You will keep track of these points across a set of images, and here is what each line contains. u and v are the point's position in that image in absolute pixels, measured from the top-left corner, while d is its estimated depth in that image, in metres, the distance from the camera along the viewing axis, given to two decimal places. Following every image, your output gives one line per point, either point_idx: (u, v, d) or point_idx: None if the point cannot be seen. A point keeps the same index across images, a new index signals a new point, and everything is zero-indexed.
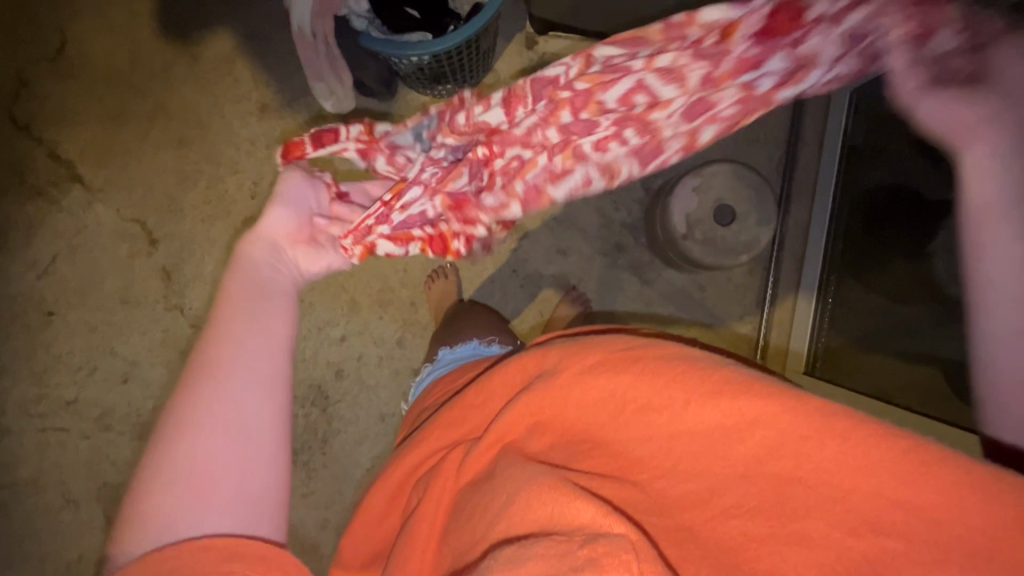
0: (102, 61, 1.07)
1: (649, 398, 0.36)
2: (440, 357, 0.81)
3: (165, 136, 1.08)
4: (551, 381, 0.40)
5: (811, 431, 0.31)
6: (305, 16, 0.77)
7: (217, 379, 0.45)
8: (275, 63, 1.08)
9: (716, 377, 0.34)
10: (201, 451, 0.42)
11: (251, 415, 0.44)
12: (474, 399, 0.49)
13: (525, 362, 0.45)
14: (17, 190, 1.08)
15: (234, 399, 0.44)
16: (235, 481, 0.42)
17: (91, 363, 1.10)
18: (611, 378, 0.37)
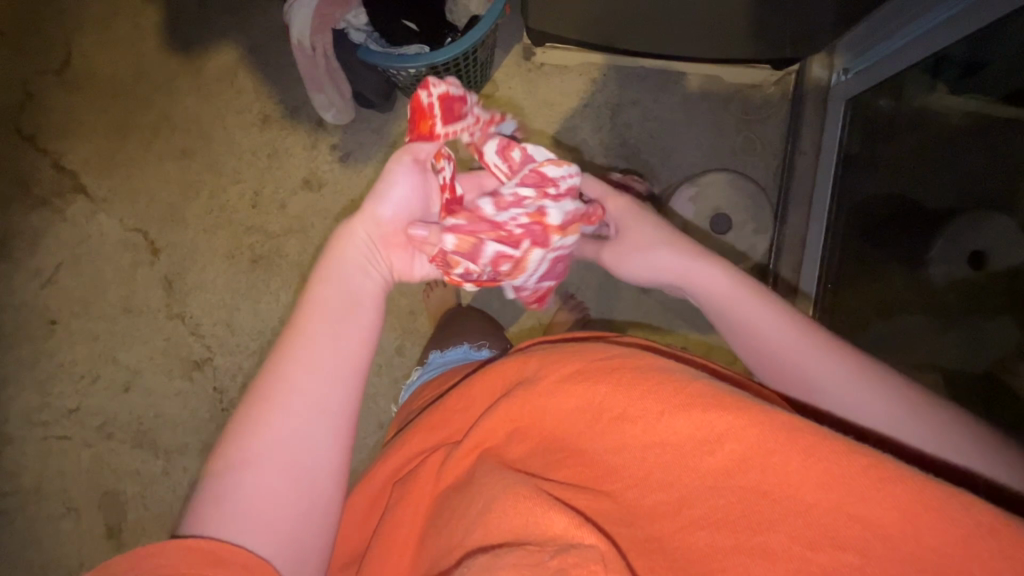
0: (107, 73, 1.09)
1: (624, 408, 0.36)
2: (431, 360, 0.82)
3: (168, 147, 1.10)
4: (531, 389, 0.41)
5: (777, 444, 0.32)
6: (304, 29, 0.79)
7: (296, 398, 0.45)
8: (277, 75, 1.10)
9: (688, 390, 0.35)
10: (266, 462, 0.43)
11: (315, 435, 0.45)
12: (455, 405, 0.49)
13: (506, 370, 0.46)
14: (22, 200, 1.09)
15: (311, 427, 0.45)
16: (290, 500, 0.43)
17: (92, 372, 1.11)
18: (589, 387, 0.38)
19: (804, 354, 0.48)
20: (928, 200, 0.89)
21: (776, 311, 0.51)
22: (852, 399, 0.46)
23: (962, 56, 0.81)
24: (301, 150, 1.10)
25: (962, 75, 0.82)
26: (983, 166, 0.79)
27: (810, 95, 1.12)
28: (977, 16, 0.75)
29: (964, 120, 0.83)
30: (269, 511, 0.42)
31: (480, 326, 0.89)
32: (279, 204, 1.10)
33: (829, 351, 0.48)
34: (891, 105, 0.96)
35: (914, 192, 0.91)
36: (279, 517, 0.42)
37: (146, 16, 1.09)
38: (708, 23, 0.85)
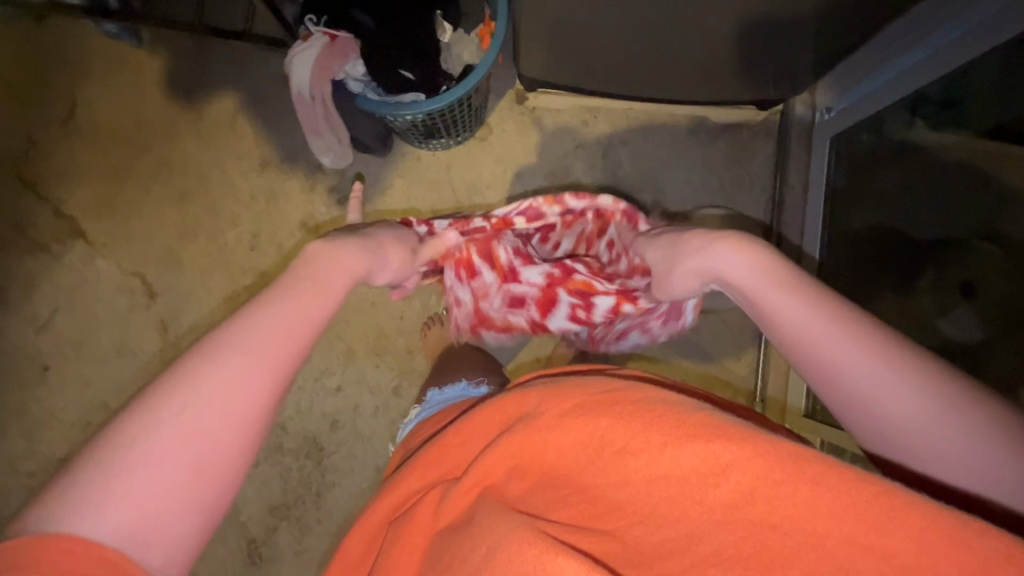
0: (110, 122, 1.12)
1: (626, 441, 0.36)
2: (428, 399, 0.80)
3: (168, 192, 1.12)
4: (531, 424, 0.40)
5: (783, 475, 0.31)
6: (304, 80, 0.79)
7: (203, 365, 0.41)
8: (277, 122, 1.12)
9: (690, 421, 0.35)
10: (138, 438, 0.37)
11: (219, 418, 0.40)
12: (453, 439, 0.48)
13: (503, 407, 0.45)
14: (20, 245, 1.10)
15: (221, 400, 0.40)
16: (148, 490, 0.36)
17: (82, 420, 1.09)
18: (589, 421, 0.38)
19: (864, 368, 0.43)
20: (918, 230, 0.91)
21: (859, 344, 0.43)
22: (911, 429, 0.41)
23: (937, 95, 0.85)
24: (300, 193, 1.12)
25: (941, 111, 0.86)
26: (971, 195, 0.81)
27: (795, 131, 1.15)
28: (952, 54, 0.79)
29: (948, 153, 0.86)
30: (129, 493, 0.36)
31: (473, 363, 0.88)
32: (277, 246, 1.11)
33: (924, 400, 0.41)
34: (874, 141, 1.00)
35: (903, 223, 0.94)
36: (140, 495, 0.36)
37: (150, 66, 1.12)
38: (699, 63, 0.88)
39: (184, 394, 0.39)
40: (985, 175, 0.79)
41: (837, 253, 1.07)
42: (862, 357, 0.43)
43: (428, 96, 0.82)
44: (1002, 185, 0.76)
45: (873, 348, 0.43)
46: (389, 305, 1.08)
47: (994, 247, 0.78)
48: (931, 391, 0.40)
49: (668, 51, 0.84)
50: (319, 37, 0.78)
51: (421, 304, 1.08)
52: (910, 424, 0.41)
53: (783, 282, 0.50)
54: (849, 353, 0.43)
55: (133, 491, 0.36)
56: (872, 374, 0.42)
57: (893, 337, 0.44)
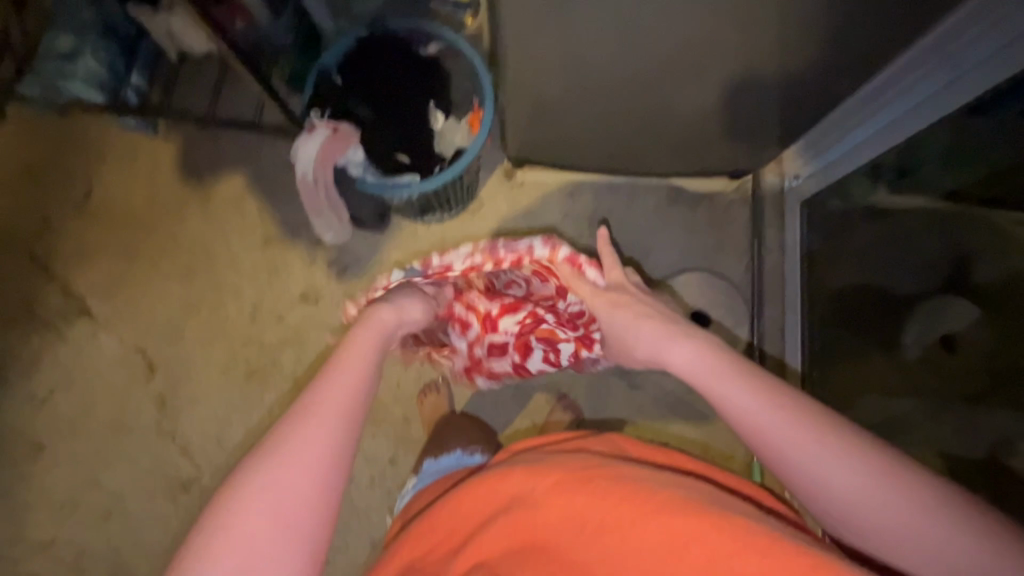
0: (123, 205, 1.18)
1: (602, 517, 0.40)
2: (423, 470, 0.80)
3: (174, 270, 1.16)
4: (525, 504, 0.44)
5: (737, 549, 0.34)
6: (308, 166, 0.84)
7: (292, 428, 0.50)
8: (281, 201, 1.19)
9: (657, 497, 0.40)
10: (244, 495, 0.47)
11: (300, 475, 0.48)
12: (443, 514, 0.50)
13: (488, 485, 0.48)
14: (27, 324, 1.13)
15: (305, 458, 0.49)
16: (264, 531, 0.46)
17: (74, 499, 1.08)
18: (570, 499, 0.42)
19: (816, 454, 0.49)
20: (894, 288, 0.96)
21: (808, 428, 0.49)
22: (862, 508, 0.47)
23: (893, 162, 0.92)
24: (302, 266, 1.16)
25: (898, 177, 0.93)
26: (936, 255, 0.87)
27: (768, 198, 1.21)
28: (904, 122, 0.86)
29: (908, 216, 0.92)
30: (244, 535, 0.45)
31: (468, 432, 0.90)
32: (277, 317, 1.14)
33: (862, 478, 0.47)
34: (843, 205, 1.06)
35: (879, 281, 0.98)
36: (251, 536, 0.46)
37: (163, 153, 1.20)
38: (678, 133, 0.95)
39: (279, 455, 0.48)
40: (953, 236, 0.84)
41: (820, 315, 1.12)
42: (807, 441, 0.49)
43: (423, 176, 0.88)
44: (969, 245, 0.81)
45: (803, 431, 0.49)
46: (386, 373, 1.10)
47: (965, 301, 0.83)
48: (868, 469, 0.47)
49: (646, 125, 0.92)
50: (322, 130, 0.83)
51: (417, 371, 1.10)
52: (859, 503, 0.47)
53: (721, 373, 0.56)
54: (796, 444, 0.49)
55: (242, 537, 0.45)
56: (817, 457, 0.48)
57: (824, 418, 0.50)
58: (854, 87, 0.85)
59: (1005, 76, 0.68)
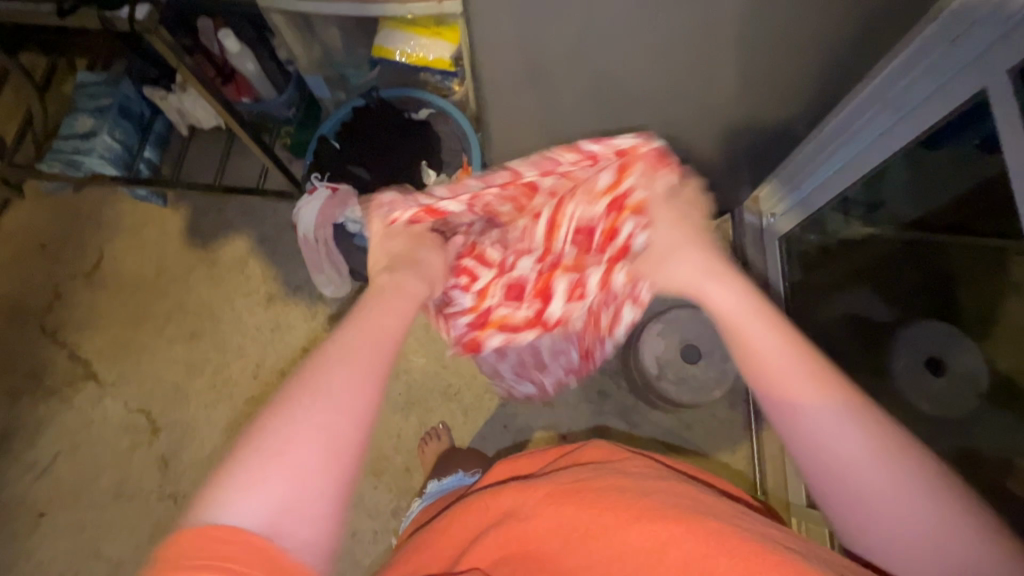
0: (132, 271, 1.23)
1: (587, 526, 0.41)
2: (427, 489, 0.91)
3: (179, 331, 1.20)
4: (516, 519, 0.46)
5: (711, 550, 0.36)
6: (309, 226, 0.91)
7: (316, 360, 0.42)
8: (284, 260, 1.24)
9: (639, 504, 0.41)
10: (263, 433, 0.38)
11: (314, 414, 0.39)
12: (449, 534, 0.53)
13: (497, 496, 0.51)
14: (34, 391, 1.16)
15: (324, 393, 0.40)
16: (308, 458, 0.38)
17: (72, 570, 1.06)
18: (558, 512, 0.44)
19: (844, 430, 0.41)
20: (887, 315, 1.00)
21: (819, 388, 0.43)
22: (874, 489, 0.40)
23: (862, 197, 0.95)
24: (303, 322, 1.20)
25: (869, 211, 0.98)
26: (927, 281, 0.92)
27: (748, 237, 1.25)
28: (860, 164, 0.88)
29: (888, 245, 0.98)
30: (261, 481, 0.36)
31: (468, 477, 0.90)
32: (279, 373, 1.17)
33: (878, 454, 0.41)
34: (822, 237, 1.11)
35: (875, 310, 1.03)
36: (271, 484, 0.37)
37: (171, 220, 1.26)
38: None
39: (300, 388, 0.40)
40: (934, 261, 0.90)
41: None
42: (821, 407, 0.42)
43: None
44: (951, 268, 0.87)
45: (823, 391, 0.43)
46: (388, 424, 1.11)
47: (952, 324, 0.87)
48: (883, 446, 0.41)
49: None
50: (324, 189, 0.90)
51: (417, 420, 1.11)
52: (876, 485, 0.40)
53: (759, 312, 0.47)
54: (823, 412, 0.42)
55: (260, 484, 0.36)
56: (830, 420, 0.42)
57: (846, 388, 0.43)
58: (811, 130, 0.90)
59: (938, 119, 0.72)
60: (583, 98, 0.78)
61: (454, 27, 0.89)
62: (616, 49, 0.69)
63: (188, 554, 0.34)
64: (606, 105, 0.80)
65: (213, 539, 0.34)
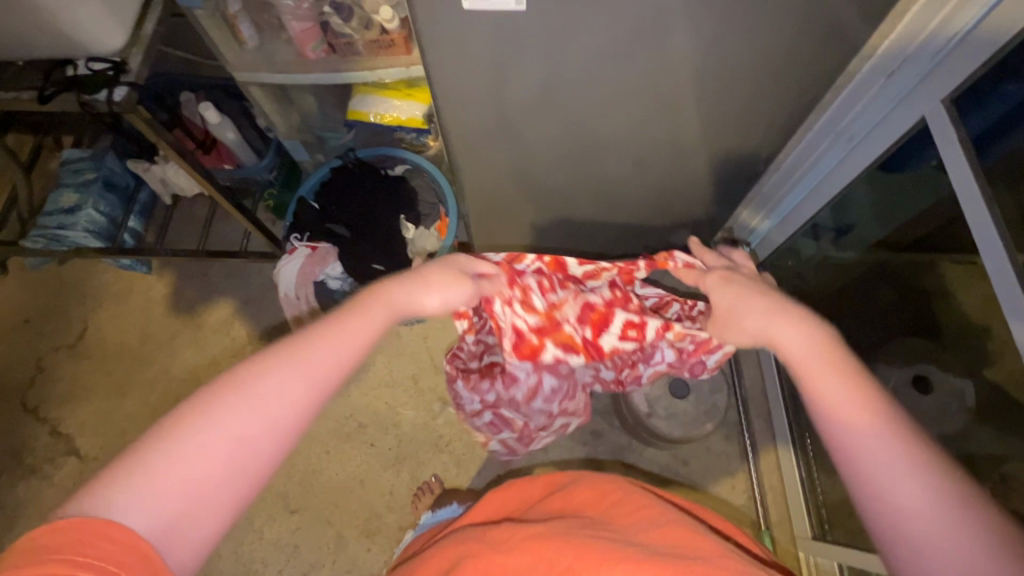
0: (115, 340, 1.23)
1: (570, 564, 0.49)
2: (422, 521, 0.89)
3: (164, 398, 1.18)
4: (495, 552, 0.55)
5: None
6: (290, 284, 0.95)
7: (264, 367, 0.41)
8: (269, 319, 1.24)
9: (622, 555, 0.49)
10: (188, 433, 0.37)
11: (248, 424, 0.39)
12: (430, 564, 0.61)
13: (487, 533, 0.60)
14: (13, 471, 1.12)
15: (264, 405, 0.40)
16: (207, 473, 0.37)
17: None
18: (542, 547, 0.52)
19: (846, 407, 0.43)
20: (867, 334, 1.01)
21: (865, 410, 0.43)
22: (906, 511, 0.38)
23: (831, 222, 0.99)
24: None
25: (838, 235, 1.01)
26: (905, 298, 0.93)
27: None
28: (824, 188, 0.92)
29: (862, 266, 1.00)
30: (166, 483, 0.36)
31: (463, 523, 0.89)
32: None
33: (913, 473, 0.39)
34: (797, 263, 1.13)
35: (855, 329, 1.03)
36: (177, 485, 0.36)
37: (156, 287, 1.27)
38: (629, 217, 1.04)
39: (238, 396, 0.39)
40: (908, 279, 0.91)
41: None
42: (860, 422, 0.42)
43: None
44: (925, 286, 0.88)
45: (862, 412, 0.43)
46: (379, 480, 1.09)
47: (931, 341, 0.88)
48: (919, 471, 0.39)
49: (600, 211, 1.01)
50: (303, 249, 0.94)
51: (409, 474, 1.09)
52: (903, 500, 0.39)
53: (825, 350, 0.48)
54: (828, 389, 0.45)
55: (167, 483, 0.36)
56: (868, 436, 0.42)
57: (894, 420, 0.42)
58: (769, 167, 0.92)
59: (892, 143, 0.75)
60: (554, 148, 0.82)
61: (425, 88, 0.93)
62: (581, 103, 0.73)
63: (41, 546, 0.32)
64: (575, 152, 0.84)
65: (74, 536, 0.32)
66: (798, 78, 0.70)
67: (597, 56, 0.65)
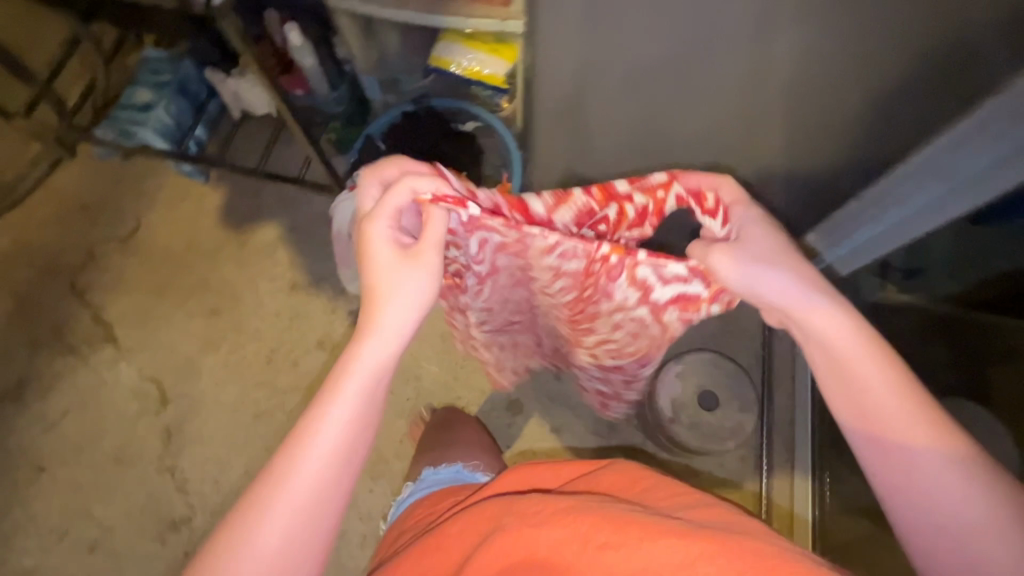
0: (165, 242, 1.26)
1: (606, 537, 0.48)
2: (423, 477, 0.88)
3: (200, 307, 1.21)
4: (527, 524, 0.53)
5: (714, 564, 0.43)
6: (342, 220, 0.90)
7: (290, 462, 0.48)
8: (311, 249, 1.25)
9: (664, 525, 0.48)
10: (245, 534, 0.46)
11: (289, 516, 0.47)
12: (456, 534, 0.61)
13: (514, 506, 0.59)
14: (53, 346, 1.17)
15: (297, 494, 0.47)
16: (285, 536, 0.47)
17: (63, 528, 1.07)
18: (574, 524, 0.51)
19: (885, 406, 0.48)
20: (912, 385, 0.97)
21: (899, 391, 0.47)
22: (925, 482, 0.46)
23: (904, 263, 0.93)
24: (323, 314, 1.20)
25: (908, 277, 0.95)
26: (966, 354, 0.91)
27: None
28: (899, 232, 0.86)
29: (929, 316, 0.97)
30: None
31: (480, 447, 0.95)
32: (292, 363, 1.17)
33: (941, 451, 0.46)
34: None
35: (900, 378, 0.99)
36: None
37: (209, 198, 1.29)
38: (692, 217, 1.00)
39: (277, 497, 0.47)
40: None
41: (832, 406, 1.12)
42: (892, 402, 0.47)
43: None
44: None
45: (897, 391, 0.48)
46: (391, 427, 1.11)
47: None
48: (945, 447, 0.46)
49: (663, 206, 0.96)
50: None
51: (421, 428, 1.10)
52: (928, 476, 0.46)
53: (865, 335, 0.49)
54: (876, 386, 0.48)
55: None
56: (904, 418, 0.47)
57: (926, 403, 0.47)
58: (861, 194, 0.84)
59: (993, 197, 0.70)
60: (624, 132, 0.79)
61: (512, 45, 0.89)
62: (665, 90, 0.69)
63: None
64: (644, 139, 0.80)
65: None
66: (908, 114, 0.65)
67: (691, 43, 0.61)
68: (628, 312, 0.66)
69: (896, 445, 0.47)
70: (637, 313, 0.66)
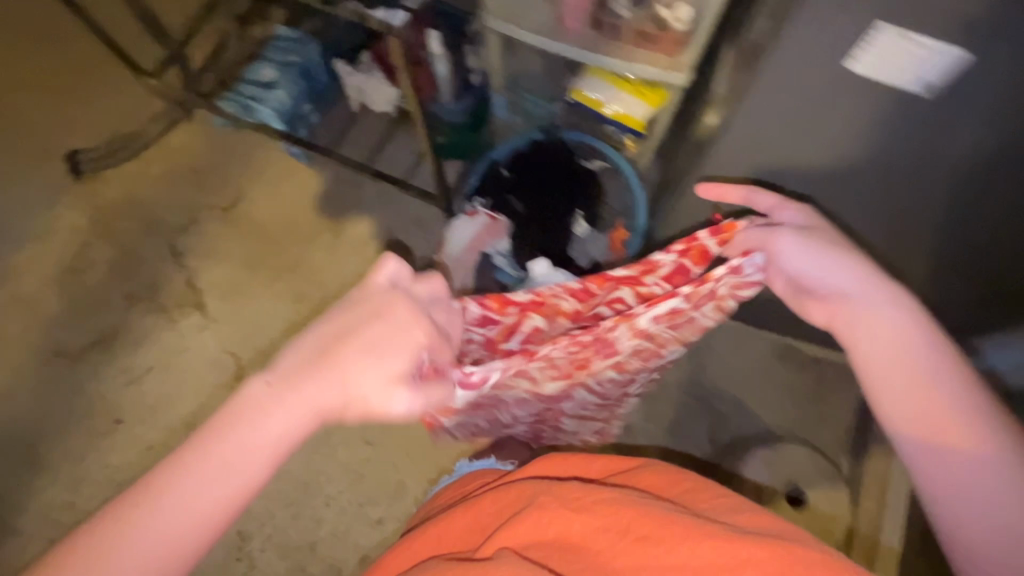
0: (263, 218, 1.28)
1: (648, 532, 0.45)
2: (458, 468, 0.91)
3: (287, 290, 1.22)
4: (566, 506, 0.50)
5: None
6: (454, 246, 0.90)
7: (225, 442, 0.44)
8: (402, 252, 1.24)
9: (705, 528, 0.44)
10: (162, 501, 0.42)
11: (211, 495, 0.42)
12: (493, 506, 0.59)
13: (556, 487, 0.55)
14: (146, 303, 1.20)
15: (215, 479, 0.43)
16: (190, 517, 0.42)
17: (129, 482, 1.09)
18: (615, 511, 0.48)
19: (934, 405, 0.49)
20: None
21: (939, 374, 0.50)
22: (970, 466, 0.46)
23: None
24: None
25: None
26: None
27: None
28: None
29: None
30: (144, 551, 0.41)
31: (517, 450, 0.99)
32: None
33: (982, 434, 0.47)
34: None
35: None
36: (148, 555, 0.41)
37: (310, 182, 1.30)
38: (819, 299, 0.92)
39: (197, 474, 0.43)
40: None
41: None
42: (932, 381, 0.50)
43: None
44: None
45: (936, 373, 0.50)
46: (454, 449, 1.09)
47: None
48: (988, 431, 0.47)
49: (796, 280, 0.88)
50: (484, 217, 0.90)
51: None
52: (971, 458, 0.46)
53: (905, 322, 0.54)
54: (922, 383, 0.50)
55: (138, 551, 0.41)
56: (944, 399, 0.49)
57: (966, 387, 0.49)
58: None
59: None
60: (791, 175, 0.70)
61: (659, 90, 0.83)
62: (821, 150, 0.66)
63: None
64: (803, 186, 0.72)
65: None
66: None
67: (863, 136, 0.61)
68: (634, 334, 0.71)
69: (938, 429, 0.48)
70: (639, 335, 0.71)
